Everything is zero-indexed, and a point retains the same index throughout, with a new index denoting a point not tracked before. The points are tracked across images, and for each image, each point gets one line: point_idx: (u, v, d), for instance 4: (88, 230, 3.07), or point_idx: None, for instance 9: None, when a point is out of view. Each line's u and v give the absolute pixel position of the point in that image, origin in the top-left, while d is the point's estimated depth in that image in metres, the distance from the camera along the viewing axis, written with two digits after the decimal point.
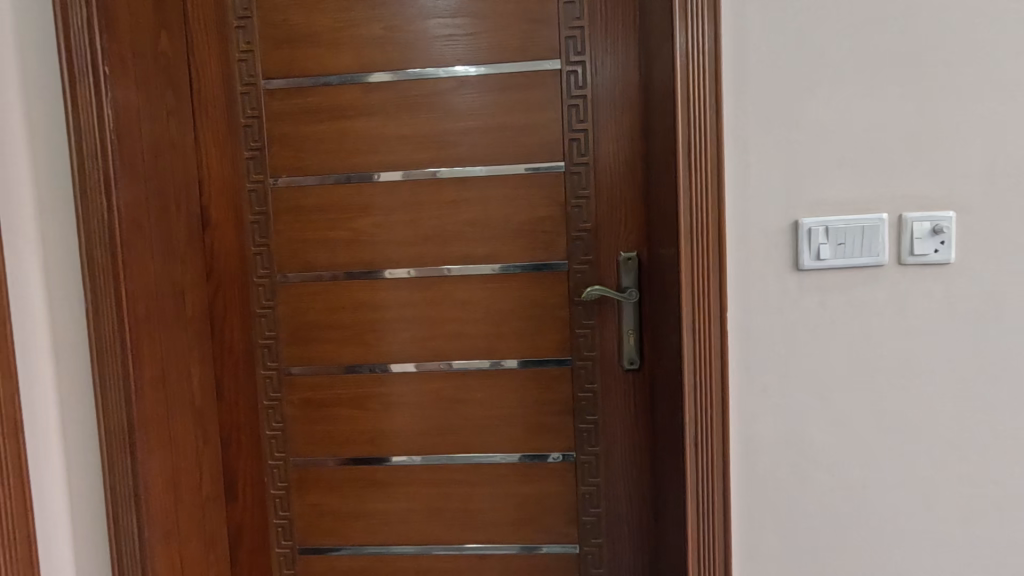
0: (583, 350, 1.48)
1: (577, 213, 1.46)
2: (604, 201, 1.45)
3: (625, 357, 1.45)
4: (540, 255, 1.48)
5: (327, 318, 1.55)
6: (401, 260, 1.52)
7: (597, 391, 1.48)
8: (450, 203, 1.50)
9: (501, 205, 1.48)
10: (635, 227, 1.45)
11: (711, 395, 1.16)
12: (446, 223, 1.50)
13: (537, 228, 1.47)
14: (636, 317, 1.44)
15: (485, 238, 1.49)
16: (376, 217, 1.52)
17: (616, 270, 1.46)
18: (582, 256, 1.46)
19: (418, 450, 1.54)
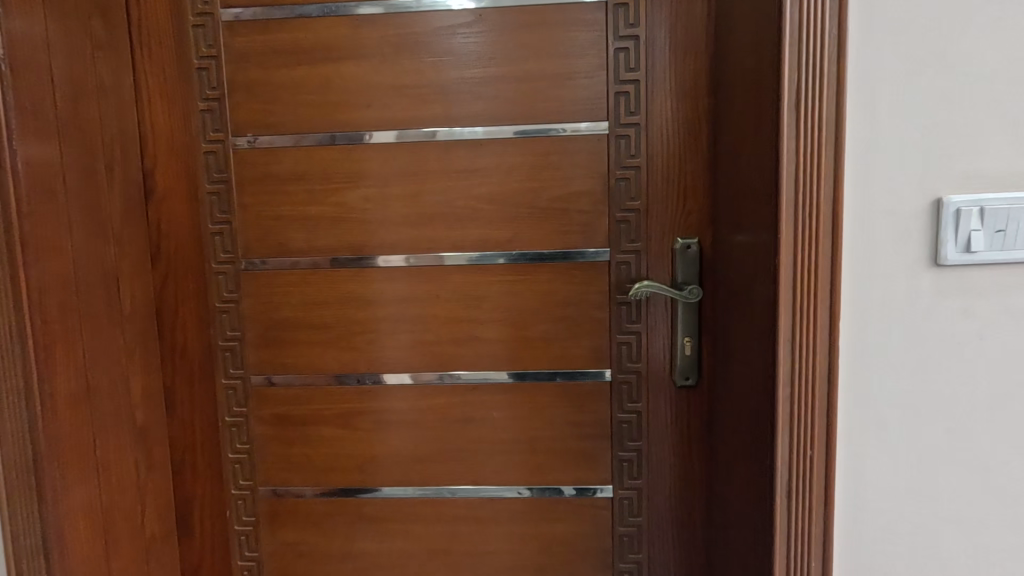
0: (625, 360, 1.18)
1: (623, 188, 1.15)
2: (658, 174, 1.14)
3: (679, 371, 1.16)
4: (574, 241, 1.17)
5: (304, 315, 1.24)
6: (398, 244, 1.21)
7: (642, 412, 1.19)
8: (460, 174, 1.18)
9: (526, 177, 1.17)
10: (696, 207, 1.14)
11: (812, 430, 0.87)
12: (456, 198, 1.19)
13: (570, 207, 1.17)
14: (694, 321, 1.15)
15: (505, 219, 1.18)
16: (367, 189, 1.20)
17: (669, 262, 1.16)
18: (628, 244, 1.16)
19: (416, 480, 1.25)
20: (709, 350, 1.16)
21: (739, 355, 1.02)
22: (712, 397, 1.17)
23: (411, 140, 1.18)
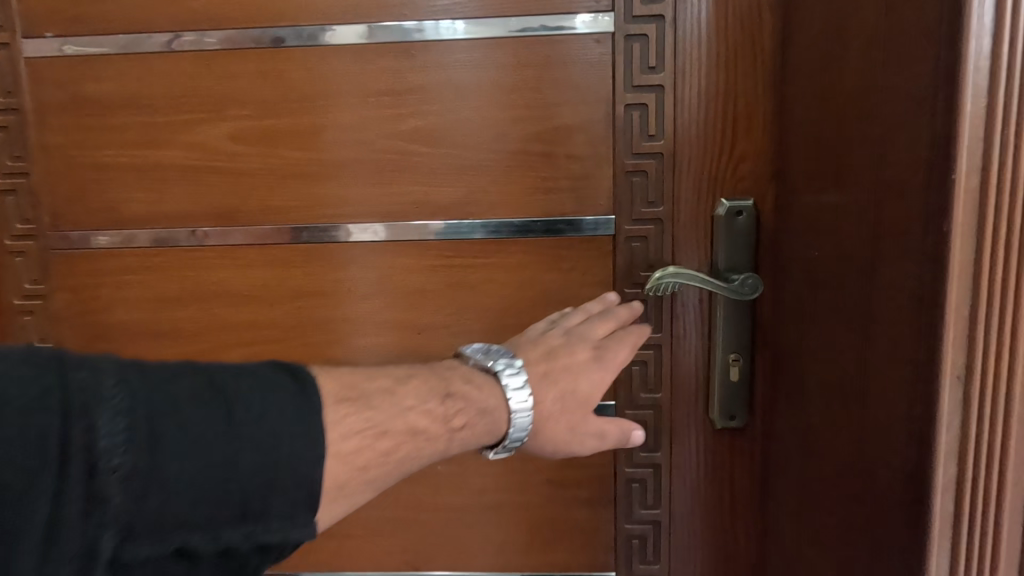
0: (639, 390, 0.77)
1: (637, 121, 0.73)
2: (694, 99, 0.72)
3: (718, 406, 0.76)
4: (562, 206, 0.75)
5: (150, 319, 0.81)
6: (290, 211, 0.78)
7: (662, 467, 0.79)
8: (384, 99, 0.75)
9: (487, 102, 0.74)
10: (752, 153, 0.73)
11: (988, 540, 0.48)
12: (379, 137, 0.76)
13: (555, 152, 0.74)
14: (744, 330, 0.75)
15: (455, 170, 0.76)
16: (239, 123, 0.76)
17: (707, 238, 0.75)
18: (644, 210, 0.75)
19: (331, 559, 0.86)
20: (764, 374, 0.76)
21: (826, 390, 0.62)
22: (766, 445, 0.77)
23: (304, 43, 0.74)
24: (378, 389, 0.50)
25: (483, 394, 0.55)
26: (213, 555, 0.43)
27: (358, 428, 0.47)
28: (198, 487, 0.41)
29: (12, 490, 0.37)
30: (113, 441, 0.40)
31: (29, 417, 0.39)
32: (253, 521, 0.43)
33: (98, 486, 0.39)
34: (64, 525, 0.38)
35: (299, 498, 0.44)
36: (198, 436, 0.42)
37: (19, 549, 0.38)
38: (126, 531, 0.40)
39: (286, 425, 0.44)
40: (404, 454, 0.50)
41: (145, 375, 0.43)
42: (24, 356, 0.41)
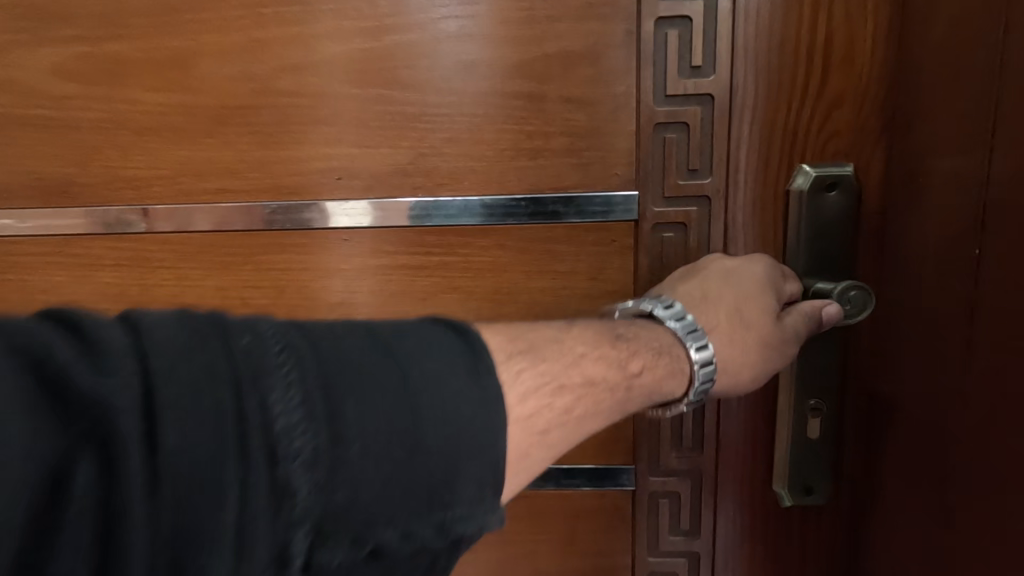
0: (669, 449, 0.54)
1: (675, 44, 0.47)
2: (766, 10, 0.46)
3: (790, 475, 0.52)
4: (559, 178, 0.50)
5: None
6: (151, 185, 0.52)
7: (700, 557, 0.55)
8: (288, 12, 0.49)
9: (444, 18, 0.48)
10: (852, 96, 0.47)
11: None
12: (280, 72, 0.50)
13: (550, 94, 0.49)
14: (830, 365, 0.50)
15: (397, 123, 0.50)
16: (66, 50, 0.50)
17: (779, 226, 0.49)
18: (682, 183, 0.49)
19: None
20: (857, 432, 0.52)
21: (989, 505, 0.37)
22: (856, 532, 0.53)
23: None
24: (542, 336, 0.34)
25: (655, 336, 0.39)
26: (423, 551, 0.29)
27: (534, 384, 0.32)
28: (393, 483, 0.27)
29: (195, 486, 0.24)
30: (294, 416, 0.26)
31: (203, 379, 0.25)
32: (447, 509, 0.28)
33: (287, 472, 0.25)
34: (253, 522, 0.25)
35: (494, 477, 0.29)
36: (379, 402, 0.27)
37: (211, 553, 0.24)
38: (319, 524, 0.26)
39: (482, 391, 0.29)
40: (582, 416, 0.34)
41: (313, 336, 0.29)
42: (185, 317, 0.27)
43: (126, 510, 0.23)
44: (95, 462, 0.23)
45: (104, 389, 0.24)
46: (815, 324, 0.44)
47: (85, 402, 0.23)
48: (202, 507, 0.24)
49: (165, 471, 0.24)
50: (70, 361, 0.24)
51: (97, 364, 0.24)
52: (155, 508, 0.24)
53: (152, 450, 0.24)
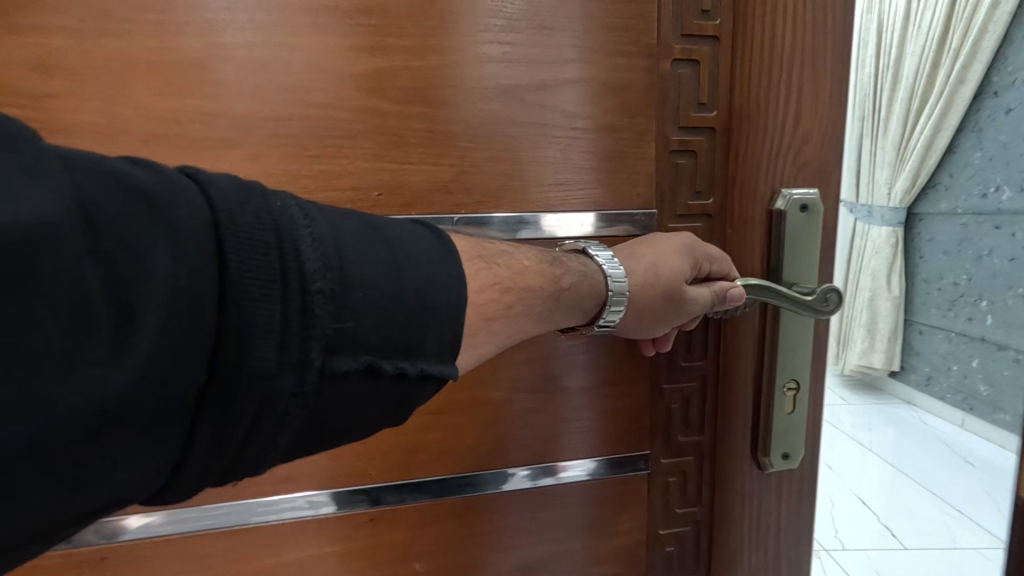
0: (678, 432, 0.63)
1: (687, 82, 0.55)
2: (757, 56, 0.55)
3: (773, 446, 0.61)
4: (588, 196, 0.56)
5: None
6: None
7: (704, 524, 0.64)
8: (322, 23, 0.48)
9: (482, 42, 0.51)
10: (822, 132, 0.57)
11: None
12: (313, 83, 0.48)
13: (584, 121, 0.54)
14: (810, 354, 0.60)
15: (439, 140, 0.51)
16: (53, 42, 0.44)
17: (766, 236, 0.58)
18: (691, 202, 0.58)
19: None
20: None
21: None
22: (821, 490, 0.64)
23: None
24: (499, 250, 0.47)
25: (581, 263, 0.51)
26: (402, 386, 0.36)
27: (491, 281, 0.44)
28: (385, 323, 0.35)
29: (247, 305, 0.30)
30: (318, 258, 0.33)
31: (250, 217, 0.31)
32: (420, 356, 0.36)
33: (313, 303, 0.32)
34: (289, 326, 0.31)
35: (454, 340, 0.38)
36: (377, 263, 0.36)
37: (258, 337, 0.30)
38: (332, 345, 0.33)
39: (450, 268, 0.39)
40: (524, 309, 0.47)
41: (327, 212, 0.36)
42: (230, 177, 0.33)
43: (189, 301, 0.28)
44: (137, 279, 0.27)
45: (179, 205, 0.30)
46: (719, 302, 0.55)
47: (171, 215, 0.29)
48: (253, 320, 0.30)
49: (230, 317, 0.30)
50: (151, 186, 0.29)
51: (171, 186, 0.30)
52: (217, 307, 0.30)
53: (207, 258, 0.30)
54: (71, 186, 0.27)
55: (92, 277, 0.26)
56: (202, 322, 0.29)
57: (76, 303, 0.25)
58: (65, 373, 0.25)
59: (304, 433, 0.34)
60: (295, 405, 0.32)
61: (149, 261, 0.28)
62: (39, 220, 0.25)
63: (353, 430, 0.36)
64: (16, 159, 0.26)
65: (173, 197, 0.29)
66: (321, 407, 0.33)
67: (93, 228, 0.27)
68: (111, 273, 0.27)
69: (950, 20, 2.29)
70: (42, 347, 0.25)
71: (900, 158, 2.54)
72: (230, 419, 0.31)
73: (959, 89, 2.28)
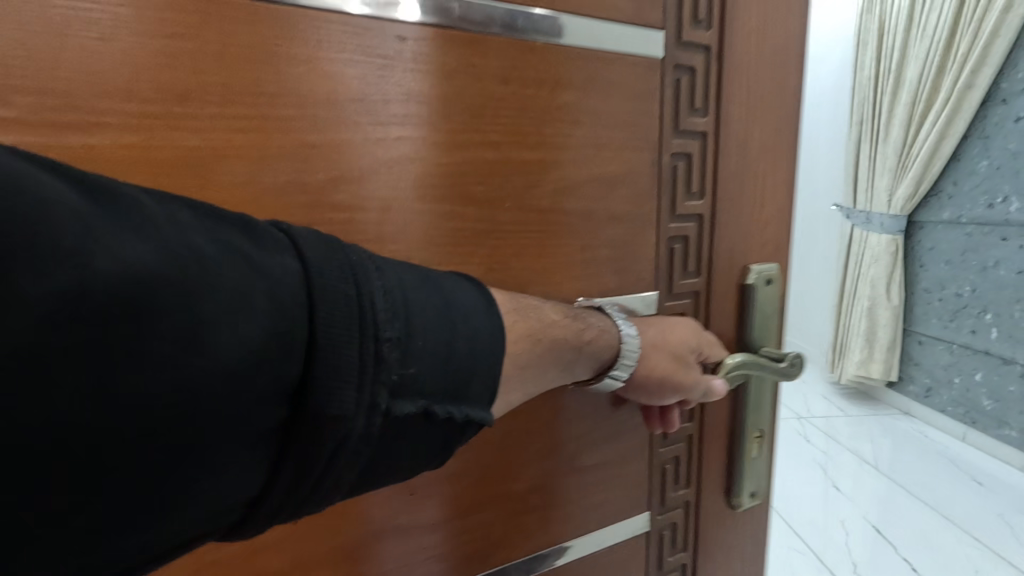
0: (672, 490, 0.69)
1: (680, 174, 0.63)
2: (733, 153, 0.64)
3: (743, 489, 0.70)
4: (601, 279, 0.63)
5: None
6: None
7: (690, 566, 0.72)
8: (353, 133, 0.50)
9: (507, 147, 0.57)
10: (778, 212, 0.68)
11: None
12: (335, 187, 0.49)
13: (595, 212, 0.61)
14: (770, 406, 0.70)
15: (466, 238, 0.56)
16: (18, 114, 0.39)
17: (742, 310, 0.68)
18: (682, 280, 0.65)
19: None
20: None
21: None
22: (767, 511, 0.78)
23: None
24: (528, 304, 0.53)
25: (599, 318, 0.57)
26: (449, 425, 0.44)
27: (523, 333, 0.50)
28: (439, 368, 0.43)
29: (331, 350, 0.36)
30: (389, 310, 0.41)
31: (334, 273, 0.39)
32: (464, 401, 0.44)
33: (384, 349, 0.39)
34: (365, 373, 0.38)
35: (493, 385, 0.46)
36: (432, 314, 0.44)
37: (340, 382, 0.36)
38: (396, 389, 0.40)
39: (491, 320, 0.47)
40: (549, 361, 0.52)
41: (392, 268, 0.44)
42: (312, 233, 0.40)
43: (279, 341, 0.35)
44: (236, 323, 0.34)
45: (269, 262, 0.37)
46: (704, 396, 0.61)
47: (263, 268, 0.36)
48: (331, 360, 0.36)
49: (312, 358, 0.36)
50: (246, 246, 0.36)
51: (263, 247, 0.37)
52: (303, 349, 0.36)
53: (295, 307, 0.36)
54: (185, 242, 0.33)
55: (199, 319, 0.32)
56: (287, 361, 0.35)
57: (185, 337, 0.32)
58: (175, 391, 0.31)
59: (365, 461, 0.40)
60: (364, 441, 0.38)
61: (248, 305, 0.34)
62: (149, 270, 0.31)
63: (407, 462, 0.43)
64: (128, 219, 0.32)
65: (265, 256, 0.37)
66: (384, 442, 0.40)
67: (204, 276, 0.33)
68: (215, 317, 0.33)
69: (948, 48, 3.03)
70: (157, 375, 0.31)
71: (901, 166, 3.32)
72: (308, 449, 0.36)
73: (968, 94, 2.90)
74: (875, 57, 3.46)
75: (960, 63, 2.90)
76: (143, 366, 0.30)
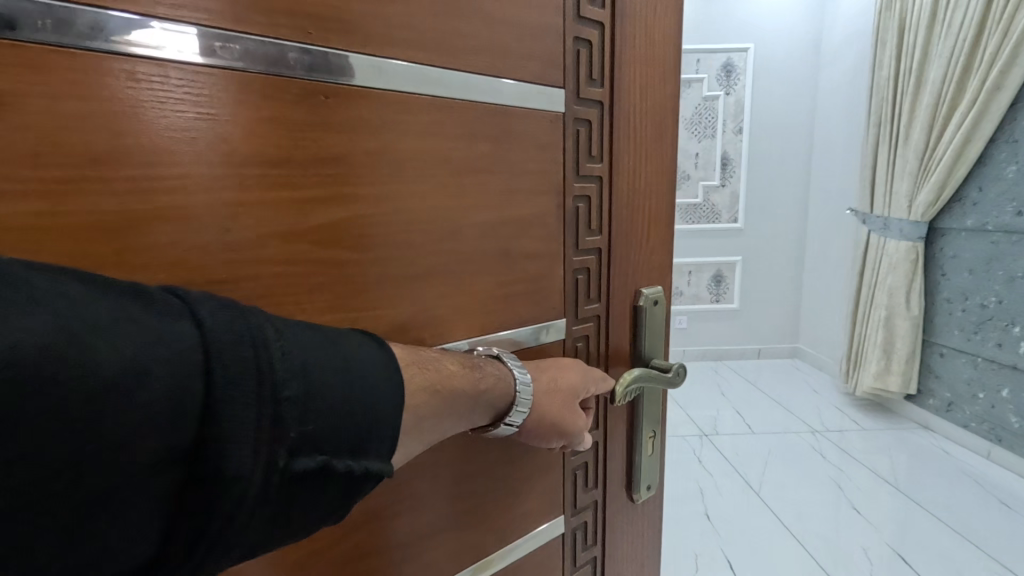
0: (582, 491, 0.86)
1: (582, 213, 0.77)
2: (624, 203, 0.81)
3: (638, 483, 0.91)
4: (517, 309, 0.73)
5: None
6: None
7: (599, 557, 0.90)
8: (277, 188, 0.55)
9: (427, 198, 0.63)
10: (659, 243, 0.88)
11: None
12: (263, 240, 0.55)
13: (511, 252, 0.70)
14: (656, 411, 0.92)
15: (392, 282, 0.63)
16: None
17: (636, 329, 0.86)
18: (585, 307, 0.80)
19: None
20: None
21: None
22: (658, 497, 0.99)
23: (129, 47, 0.46)
24: (428, 355, 0.63)
25: (497, 367, 0.67)
26: (347, 477, 0.53)
27: (423, 385, 0.60)
28: (337, 426, 0.52)
29: (231, 412, 0.46)
30: (287, 370, 0.50)
31: (231, 338, 0.47)
32: (361, 453, 0.54)
33: (284, 407, 0.49)
34: (262, 429, 0.47)
35: (389, 439, 0.56)
36: (330, 372, 0.53)
37: (239, 443, 0.46)
38: (294, 447, 0.50)
39: (388, 376, 0.57)
40: (448, 407, 0.62)
41: (295, 330, 0.53)
42: (207, 299, 0.49)
43: (177, 407, 0.43)
44: (137, 392, 0.42)
45: (168, 333, 0.45)
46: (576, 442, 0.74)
47: (163, 338, 0.44)
48: (231, 420, 0.46)
49: (210, 420, 0.45)
50: (143, 313, 0.44)
51: (162, 316, 0.45)
52: (201, 412, 0.45)
53: (193, 374, 0.45)
54: (90, 322, 0.41)
55: (104, 393, 0.40)
56: (188, 422, 0.44)
57: (92, 410, 0.39)
58: (83, 451, 0.39)
59: (269, 506, 0.49)
60: (265, 494, 0.48)
61: (149, 376, 0.42)
62: (52, 351, 0.38)
63: (310, 510, 0.52)
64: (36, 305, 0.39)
65: (165, 326, 0.45)
66: (285, 495, 0.50)
67: (110, 356, 0.41)
68: (120, 391, 0.41)
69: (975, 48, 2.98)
70: (65, 441, 0.38)
71: (925, 171, 3.31)
72: (210, 500, 0.45)
73: (995, 95, 2.87)
74: (896, 60, 3.50)
75: (987, 64, 2.88)
76: (50, 435, 0.38)
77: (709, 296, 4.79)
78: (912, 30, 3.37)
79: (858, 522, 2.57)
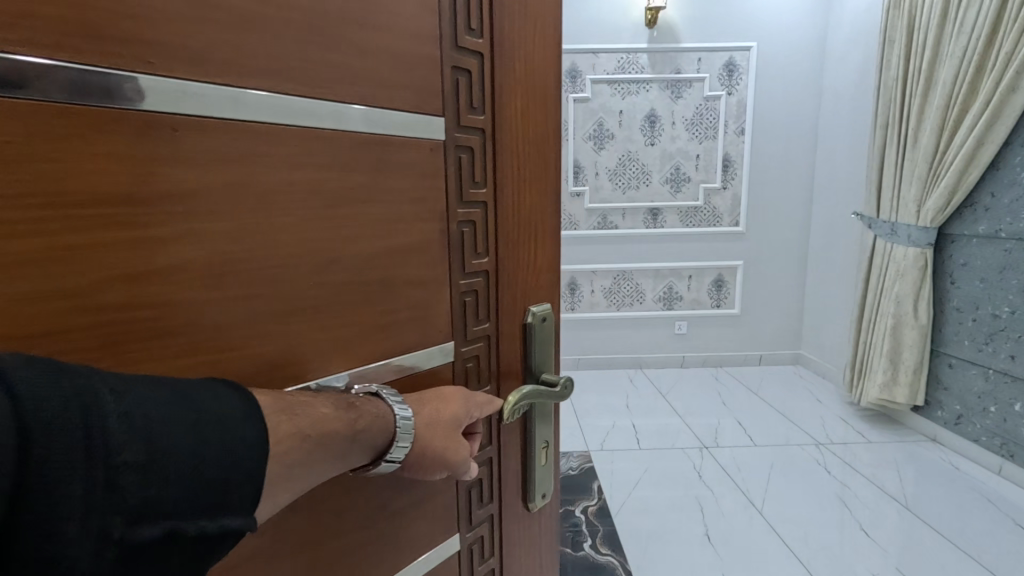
0: (475, 508, 0.83)
1: (467, 236, 0.75)
2: (510, 222, 0.81)
3: (534, 491, 0.90)
4: (400, 339, 0.70)
5: None
6: None
7: (497, 570, 0.88)
8: (117, 230, 0.48)
9: (298, 234, 0.59)
10: (548, 259, 0.89)
11: None
12: (102, 284, 0.48)
13: (391, 281, 0.68)
14: (548, 421, 0.92)
15: (259, 325, 0.58)
16: None
17: (525, 345, 0.87)
18: (474, 329, 0.79)
19: None
20: None
21: None
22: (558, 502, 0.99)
23: None
24: (299, 400, 0.57)
25: (376, 404, 0.63)
26: (203, 538, 0.48)
27: (289, 432, 0.54)
28: (188, 484, 0.46)
29: (50, 487, 0.40)
30: (124, 432, 0.44)
31: (53, 404, 0.41)
32: (220, 511, 0.49)
33: (118, 474, 0.43)
34: (94, 499, 0.42)
35: (254, 491, 0.51)
36: (180, 426, 0.47)
37: (63, 520, 0.40)
38: (135, 516, 0.44)
39: (249, 423, 0.51)
40: (320, 453, 0.57)
41: (139, 381, 0.47)
42: (20, 356, 0.42)
43: None
44: None
45: None
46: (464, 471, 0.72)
47: None
48: (46, 497, 0.40)
49: (23, 498, 0.39)
50: None
51: None
52: (13, 490, 0.39)
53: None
54: None
55: None
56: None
57: None
58: None
59: None
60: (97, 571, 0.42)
61: None
62: None
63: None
64: None
65: None
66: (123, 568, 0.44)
67: None
68: None
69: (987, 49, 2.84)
70: None
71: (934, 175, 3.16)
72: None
73: (1010, 96, 2.71)
74: (903, 58, 3.35)
75: (1003, 63, 2.73)
76: None
77: (710, 301, 4.67)
78: (924, 28, 3.21)
79: (862, 544, 2.45)
